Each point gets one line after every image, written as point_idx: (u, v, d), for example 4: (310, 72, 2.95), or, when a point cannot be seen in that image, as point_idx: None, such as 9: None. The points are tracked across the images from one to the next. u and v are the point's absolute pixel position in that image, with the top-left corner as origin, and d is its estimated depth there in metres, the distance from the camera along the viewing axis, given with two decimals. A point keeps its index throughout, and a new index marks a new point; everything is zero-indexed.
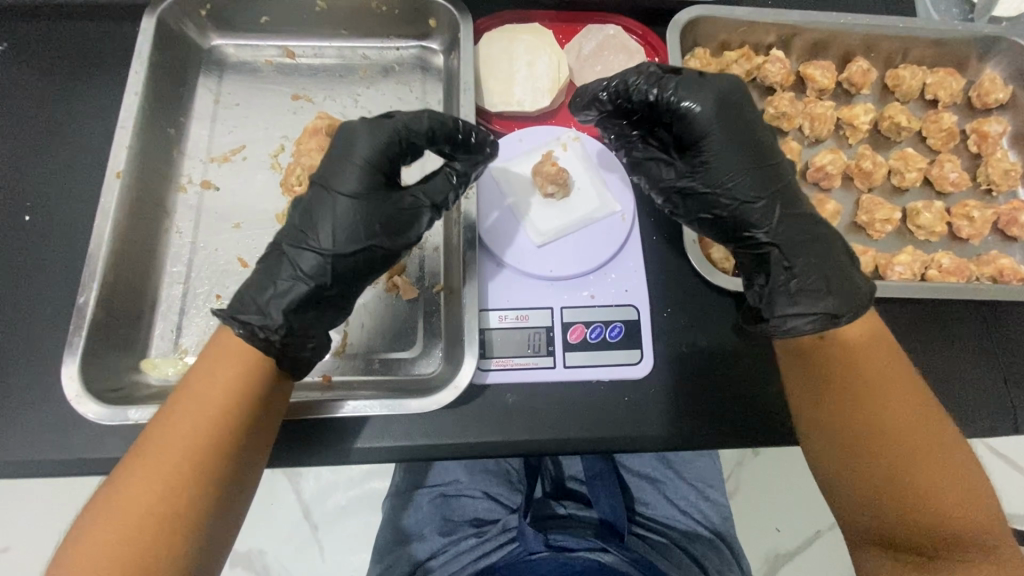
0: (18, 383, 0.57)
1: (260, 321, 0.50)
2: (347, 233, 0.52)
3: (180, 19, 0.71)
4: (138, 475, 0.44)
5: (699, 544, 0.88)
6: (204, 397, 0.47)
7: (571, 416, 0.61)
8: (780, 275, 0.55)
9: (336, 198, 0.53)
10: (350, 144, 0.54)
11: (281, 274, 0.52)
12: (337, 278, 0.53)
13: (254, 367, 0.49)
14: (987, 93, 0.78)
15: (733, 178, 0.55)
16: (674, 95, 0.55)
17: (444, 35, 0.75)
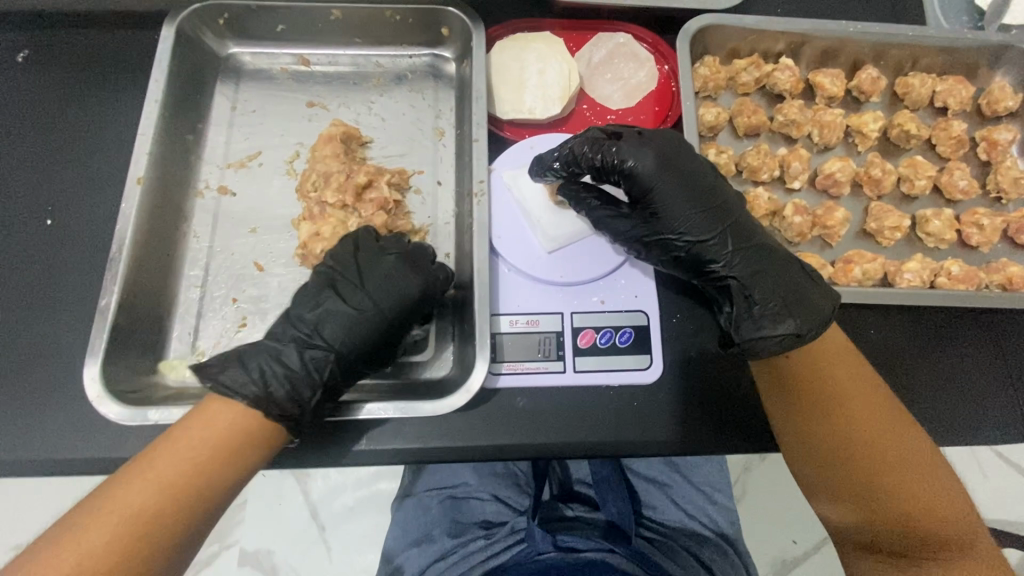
0: (41, 383, 0.59)
1: (283, 405, 0.53)
2: (344, 337, 0.57)
3: (199, 27, 0.73)
4: (97, 527, 0.45)
5: (706, 548, 0.87)
6: (179, 460, 0.49)
7: (581, 420, 0.62)
8: (742, 305, 0.58)
9: (362, 312, 0.58)
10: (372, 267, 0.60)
11: (302, 362, 0.55)
12: (353, 371, 0.58)
13: (236, 441, 0.51)
14: (997, 101, 0.78)
15: (685, 221, 0.59)
16: (617, 156, 0.59)
17: (457, 44, 0.76)
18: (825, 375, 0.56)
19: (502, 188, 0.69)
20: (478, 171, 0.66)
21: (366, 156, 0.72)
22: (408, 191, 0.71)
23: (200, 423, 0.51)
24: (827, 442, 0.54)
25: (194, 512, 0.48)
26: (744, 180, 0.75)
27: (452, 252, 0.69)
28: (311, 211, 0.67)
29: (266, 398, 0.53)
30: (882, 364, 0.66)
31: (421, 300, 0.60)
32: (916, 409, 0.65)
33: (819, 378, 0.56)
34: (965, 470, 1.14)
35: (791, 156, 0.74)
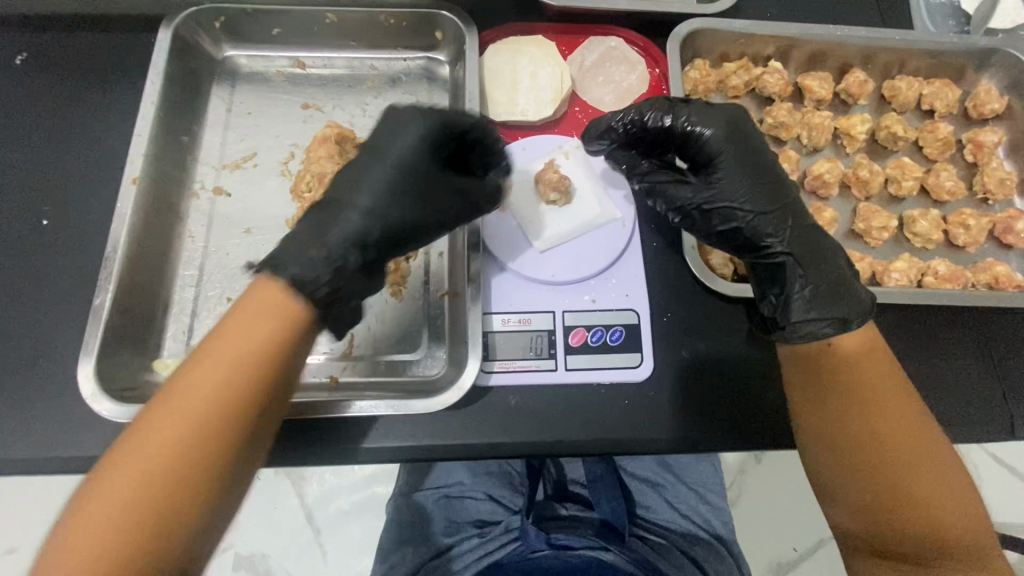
0: (35, 382, 0.59)
1: (306, 275, 0.47)
2: (381, 196, 0.53)
3: (195, 31, 0.73)
4: (130, 461, 0.41)
5: (698, 547, 0.88)
6: (203, 381, 0.43)
7: (572, 418, 0.62)
8: (796, 283, 0.57)
9: (381, 168, 0.54)
10: (399, 129, 0.55)
11: (330, 234, 0.50)
12: (383, 243, 0.53)
13: (262, 346, 0.45)
14: (983, 104, 0.79)
15: (745, 192, 0.58)
16: (686, 120, 0.60)
17: (450, 47, 0.77)
18: (859, 379, 0.54)
19: None
20: None
21: None
22: None
23: (223, 335, 0.45)
24: (858, 445, 0.54)
25: (231, 433, 0.43)
26: None
27: (446, 252, 0.70)
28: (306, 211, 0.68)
29: (298, 280, 0.47)
30: None
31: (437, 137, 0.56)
32: None
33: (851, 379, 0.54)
34: None
35: (780, 158, 0.76)
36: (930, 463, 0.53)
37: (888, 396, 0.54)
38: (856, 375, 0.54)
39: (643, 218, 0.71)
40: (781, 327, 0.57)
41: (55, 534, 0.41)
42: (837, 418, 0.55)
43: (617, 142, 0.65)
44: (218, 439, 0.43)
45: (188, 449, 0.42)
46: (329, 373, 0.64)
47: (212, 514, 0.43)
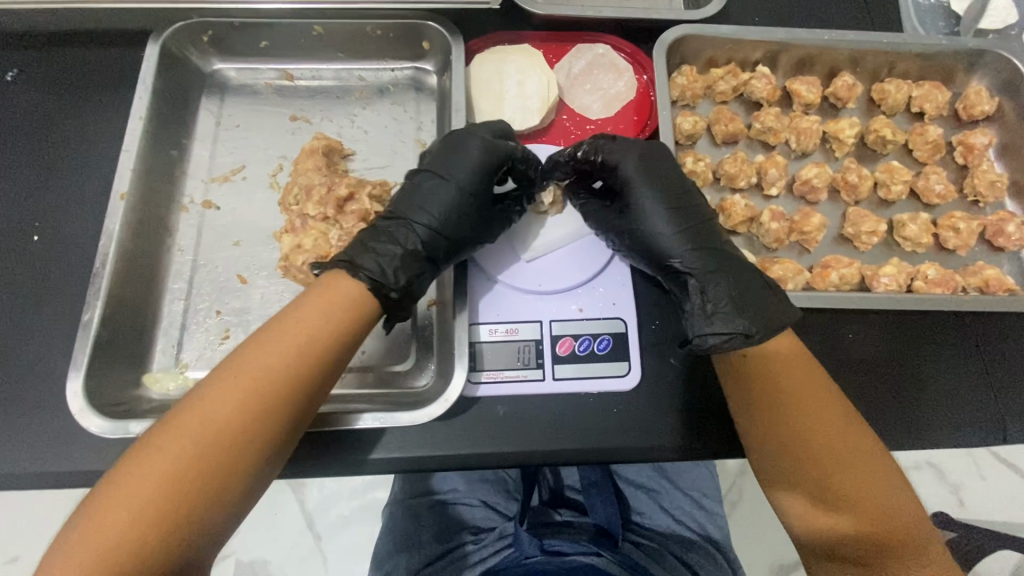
0: (27, 398, 0.59)
1: (384, 277, 0.55)
2: (448, 209, 0.60)
3: (184, 45, 0.74)
4: (221, 399, 0.46)
5: (694, 552, 0.87)
6: (296, 337, 0.49)
7: (560, 428, 0.62)
8: (696, 301, 0.58)
9: (451, 185, 0.61)
10: (463, 143, 0.62)
11: (404, 240, 0.58)
12: (441, 252, 0.60)
13: (347, 319, 0.52)
14: (974, 105, 0.79)
15: (653, 215, 0.62)
16: (601, 151, 0.64)
17: (437, 57, 0.77)
18: (779, 379, 0.55)
19: None
20: None
21: (348, 168, 0.73)
22: None
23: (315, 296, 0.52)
24: (786, 442, 0.54)
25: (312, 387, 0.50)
26: (722, 187, 0.76)
27: None
28: (293, 223, 0.68)
29: (379, 282, 0.55)
30: (860, 368, 0.67)
31: (501, 163, 0.63)
32: (896, 412, 0.65)
33: (780, 382, 0.55)
34: (958, 473, 1.14)
35: (768, 163, 0.75)
36: (866, 462, 0.53)
37: (814, 400, 0.55)
38: (781, 377, 0.56)
39: None
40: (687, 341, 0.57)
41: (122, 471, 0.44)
42: (764, 418, 0.55)
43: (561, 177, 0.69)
44: (299, 392, 0.49)
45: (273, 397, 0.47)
46: None
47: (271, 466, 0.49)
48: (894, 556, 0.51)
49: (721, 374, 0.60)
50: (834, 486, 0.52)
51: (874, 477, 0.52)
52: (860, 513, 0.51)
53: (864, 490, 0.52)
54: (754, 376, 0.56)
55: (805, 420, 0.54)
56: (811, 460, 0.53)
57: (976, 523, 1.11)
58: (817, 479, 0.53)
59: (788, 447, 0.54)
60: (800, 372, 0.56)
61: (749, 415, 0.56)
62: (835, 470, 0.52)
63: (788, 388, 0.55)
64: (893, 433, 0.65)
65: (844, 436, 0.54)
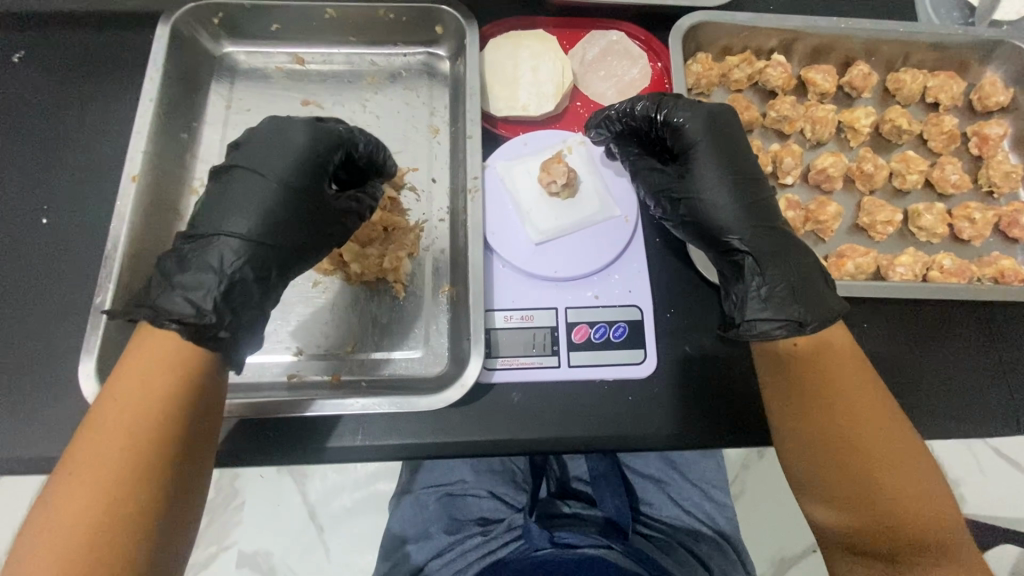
0: (37, 382, 0.59)
1: (196, 313, 0.48)
2: (267, 222, 0.53)
3: (194, 27, 0.73)
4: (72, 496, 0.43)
5: (702, 544, 0.89)
6: (131, 401, 0.45)
7: (577, 415, 0.62)
8: (752, 282, 0.58)
9: (265, 184, 0.55)
10: (284, 135, 0.57)
11: (216, 262, 0.50)
12: (269, 265, 0.53)
13: (175, 367, 0.47)
14: (988, 96, 0.79)
15: (712, 187, 0.61)
16: (670, 110, 0.63)
17: (451, 42, 0.77)
18: (820, 372, 0.56)
19: (496, 180, 0.70)
20: (472, 168, 0.66)
21: None
22: (404, 189, 0.72)
23: (128, 365, 0.47)
24: (824, 435, 0.54)
25: (166, 436, 0.46)
26: None
27: (447, 249, 0.70)
28: None
29: (196, 326, 0.48)
30: (874, 358, 0.67)
31: (318, 154, 0.57)
32: (911, 403, 0.65)
33: (819, 371, 0.56)
34: (962, 467, 1.14)
35: (784, 152, 0.74)
36: (900, 457, 0.53)
37: (853, 390, 0.55)
38: (820, 367, 0.56)
39: (643, 215, 0.71)
40: (736, 325, 0.58)
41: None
42: (803, 410, 0.55)
43: (615, 133, 0.68)
44: (156, 446, 0.45)
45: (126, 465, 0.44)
46: (331, 371, 0.64)
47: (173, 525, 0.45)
48: (926, 557, 0.51)
49: (757, 362, 0.60)
50: (869, 481, 0.52)
51: (907, 473, 0.53)
52: (892, 507, 0.52)
53: (896, 483, 0.52)
54: (795, 368, 0.56)
55: (841, 410, 0.54)
56: (845, 450, 0.53)
57: (979, 516, 1.12)
58: (851, 474, 0.53)
59: (823, 437, 0.54)
60: (843, 365, 0.56)
61: (784, 402, 0.57)
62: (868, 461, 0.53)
63: (826, 377, 0.55)
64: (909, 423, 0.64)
65: (880, 429, 0.54)
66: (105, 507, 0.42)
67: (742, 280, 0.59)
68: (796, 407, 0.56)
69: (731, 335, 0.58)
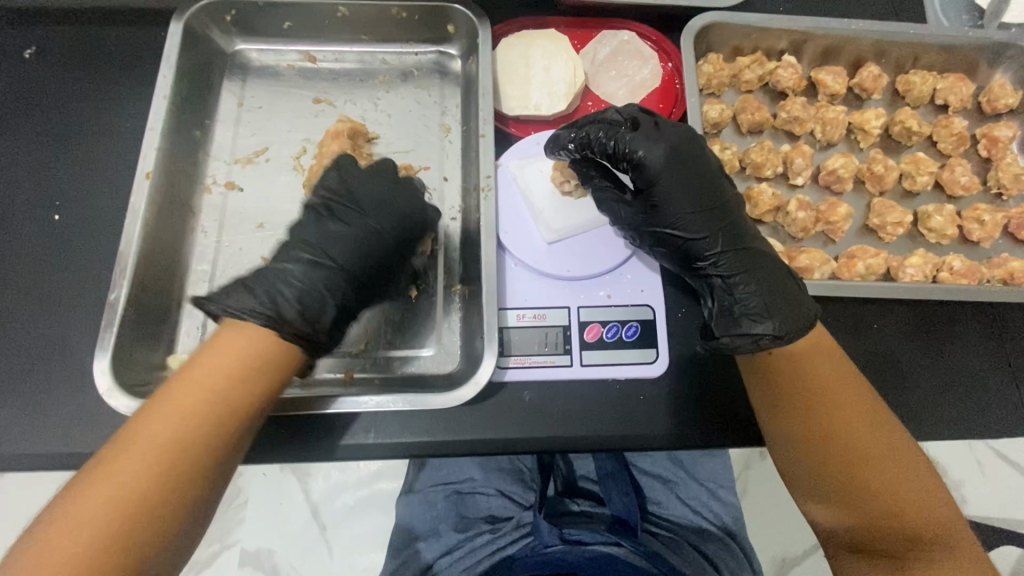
0: (51, 378, 0.59)
1: (285, 315, 0.52)
2: (356, 257, 0.59)
3: (206, 24, 0.73)
4: (118, 470, 0.43)
5: (710, 543, 0.89)
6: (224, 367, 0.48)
7: (589, 414, 0.62)
8: (724, 299, 0.60)
9: (350, 227, 0.60)
10: (392, 192, 0.64)
11: (309, 283, 0.55)
12: (348, 293, 0.58)
13: (254, 368, 0.49)
14: (997, 98, 0.79)
15: (679, 217, 0.60)
16: (628, 145, 0.59)
17: (463, 42, 0.77)
18: (807, 374, 0.56)
19: (507, 179, 0.70)
20: (485, 167, 0.66)
21: (372, 152, 0.73)
22: None
23: (209, 353, 0.48)
24: (812, 438, 0.55)
25: (233, 427, 0.47)
26: (748, 176, 0.76)
27: (459, 249, 0.70)
28: None
29: (277, 320, 0.51)
30: (884, 359, 0.67)
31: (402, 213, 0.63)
32: (920, 402, 0.65)
33: (807, 375, 0.56)
34: (964, 468, 1.15)
35: (794, 152, 0.75)
36: (895, 459, 0.53)
37: (843, 394, 0.55)
38: (808, 372, 0.56)
39: None
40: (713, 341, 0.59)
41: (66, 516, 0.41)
42: (790, 413, 0.56)
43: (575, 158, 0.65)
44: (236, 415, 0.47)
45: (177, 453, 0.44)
46: (343, 369, 0.64)
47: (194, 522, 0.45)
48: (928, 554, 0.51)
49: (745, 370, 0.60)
50: (861, 480, 0.53)
51: (903, 474, 0.53)
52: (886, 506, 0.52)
53: (891, 483, 0.52)
54: (780, 374, 0.57)
55: (831, 414, 0.55)
56: (836, 453, 0.54)
57: (981, 517, 1.12)
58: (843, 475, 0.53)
59: (812, 439, 0.55)
60: (826, 364, 0.56)
61: (773, 408, 0.57)
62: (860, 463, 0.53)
63: (810, 378, 0.56)
64: (919, 423, 0.65)
65: (873, 432, 0.54)
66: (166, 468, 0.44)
67: (713, 298, 0.61)
68: (788, 414, 0.56)
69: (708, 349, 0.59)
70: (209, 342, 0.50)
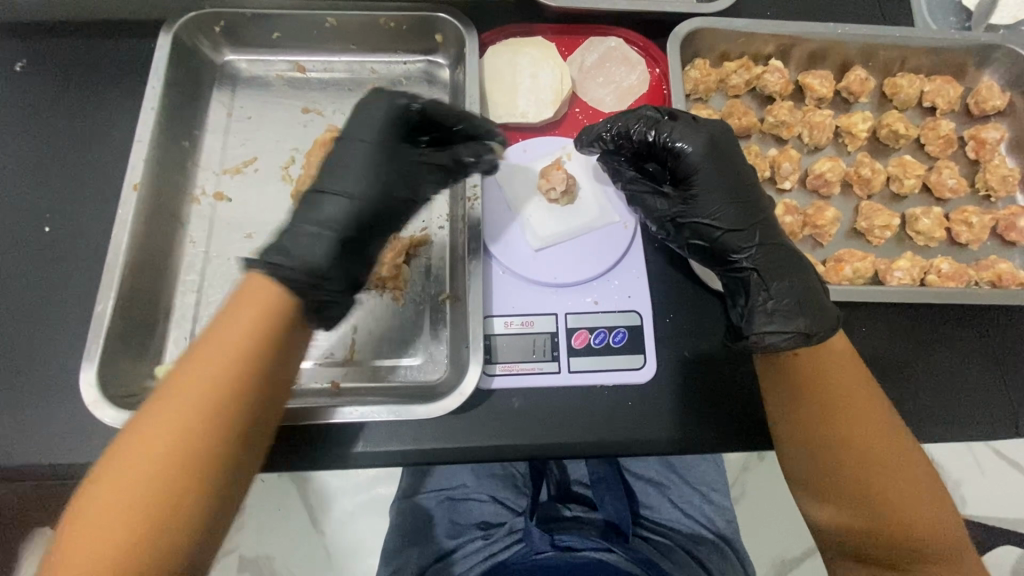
0: (41, 390, 0.59)
1: (293, 263, 0.49)
2: (365, 184, 0.54)
3: (196, 35, 0.73)
4: (133, 459, 0.40)
5: (702, 546, 0.89)
6: (228, 344, 0.44)
7: (576, 420, 0.62)
8: (758, 296, 0.59)
9: (361, 146, 0.56)
10: (366, 112, 0.58)
11: (320, 223, 0.52)
12: (362, 226, 0.54)
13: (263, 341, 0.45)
14: (985, 100, 0.79)
15: (716, 206, 0.61)
16: (668, 135, 0.62)
17: (450, 50, 0.77)
18: (828, 380, 0.55)
19: (494, 186, 0.70)
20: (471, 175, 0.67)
21: None
22: None
23: (225, 320, 0.45)
24: (828, 446, 0.54)
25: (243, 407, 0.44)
26: None
27: (446, 257, 0.70)
28: None
29: (295, 276, 0.48)
30: (873, 362, 0.67)
31: (397, 114, 0.59)
32: (909, 406, 0.65)
33: (821, 382, 0.55)
34: (963, 468, 1.14)
35: (782, 157, 0.75)
36: (904, 469, 0.53)
37: (858, 403, 0.55)
38: (825, 377, 0.55)
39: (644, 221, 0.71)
40: (744, 338, 0.58)
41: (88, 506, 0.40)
42: (807, 419, 0.55)
43: (608, 152, 0.67)
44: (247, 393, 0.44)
45: (182, 442, 0.41)
46: (331, 378, 0.65)
47: (218, 512, 0.43)
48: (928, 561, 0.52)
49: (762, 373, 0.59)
50: (872, 491, 0.52)
51: (912, 485, 0.53)
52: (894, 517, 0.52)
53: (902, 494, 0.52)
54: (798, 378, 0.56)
55: (845, 422, 0.54)
56: (841, 461, 0.53)
57: (979, 517, 1.12)
58: (855, 484, 0.53)
59: (827, 447, 0.54)
60: (843, 372, 0.56)
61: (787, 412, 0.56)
62: (869, 472, 0.53)
63: (829, 384, 0.55)
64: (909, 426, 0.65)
65: (885, 441, 0.54)
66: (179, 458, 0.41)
67: (747, 294, 0.60)
68: (802, 418, 0.55)
69: (738, 348, 0.58)
70: (230, 306, 0.47)
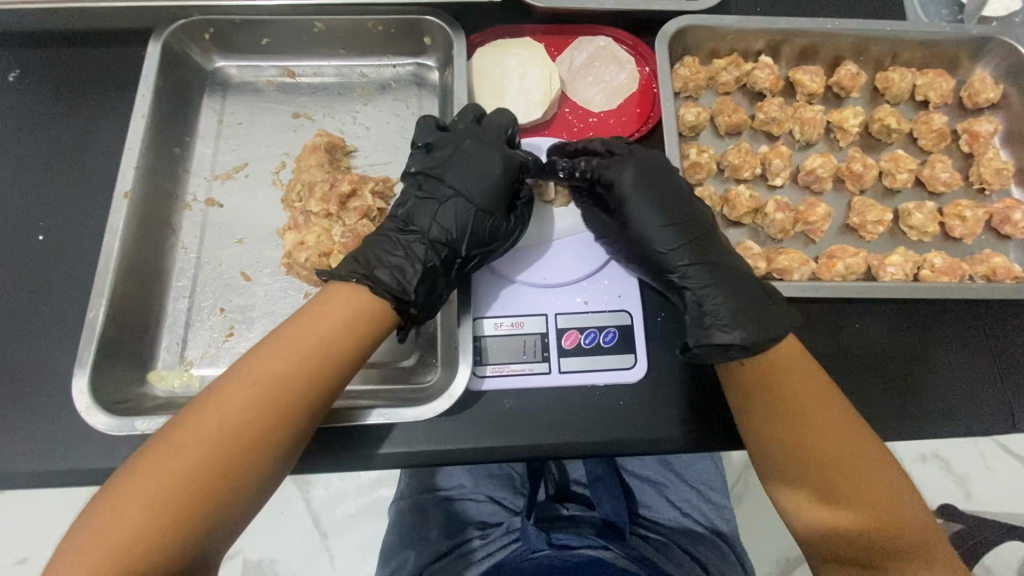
0: (35, 396, 0.60)
1: (399, 289, 0.56)
2: (462, 222, 0.61)
3: (184, 42, 0.74)
4: (204, 423, 0.47)
5: (701, 545, 0.88)
6: (306, 339, 0.51)
7: (567, 420, 0.62)
8: (692, 311, 0.59)
9: (460, 193, 0.61)
10: (477, 151, 0.62)
11: (418, 255, 0.58)
12: (451, 262, 0.60)
13: (333, 344, 0.52)
14: (978, 93, 0.78)
15: (649, 231, 0.61)
16: (601, 165, 0.63)
17: (439, 52, 0.77)
18: (783, 387, 0.55)
19: None
20: None
21: (351, 165, 0.73)
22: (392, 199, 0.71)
23: (307, 314, 0.53)
24: (793, 445, 0.54)
25: (303, 400, 0.50)
26: (726, 178, 0.76)
27: None
28: (296, 220, 0.68)
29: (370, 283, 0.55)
30: (865, 359, 0.67)
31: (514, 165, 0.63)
32: (905, 402, 0.65)
33: (775, 386, 0.55)
34: (966, 464, 1.13)
35: (773, 154, 0.75)
36: (868, 469, 0.52)
37: (815, 401, 0.55)
38: (781, 381, 0.55)
39: None
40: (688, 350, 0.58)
41: (153, 455, 0.46)
42: (768, 420, 0.55)
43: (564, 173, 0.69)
44: (307, 388, 0.50)
45: (254, 421, 0.47)
46: None
47: (275, 478, 0.49)
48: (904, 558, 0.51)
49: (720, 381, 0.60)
50: (839, 490, 0.52)
51: (881, 484, 0.52)
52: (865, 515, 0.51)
53: (871, 492, 0.52)
54: (752, 383, 0.56)
55: (801, 420, 0.54)
56: (805, 459, 0.53)
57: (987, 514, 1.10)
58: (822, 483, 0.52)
59: (791, 447, 0.54)
60: (802, 374, 0.56)
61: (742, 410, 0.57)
62: (836, 470, 0.52)
63: (785, 387, 0.55)
64: (901, 424, 0.64)
65: (847, 440, 0.53)
66: (243, 431, 0.47)
67: (688, 317, 0.60)
68: (754, 416, 0.56)
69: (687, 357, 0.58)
70: (314, 304, 0.54)
